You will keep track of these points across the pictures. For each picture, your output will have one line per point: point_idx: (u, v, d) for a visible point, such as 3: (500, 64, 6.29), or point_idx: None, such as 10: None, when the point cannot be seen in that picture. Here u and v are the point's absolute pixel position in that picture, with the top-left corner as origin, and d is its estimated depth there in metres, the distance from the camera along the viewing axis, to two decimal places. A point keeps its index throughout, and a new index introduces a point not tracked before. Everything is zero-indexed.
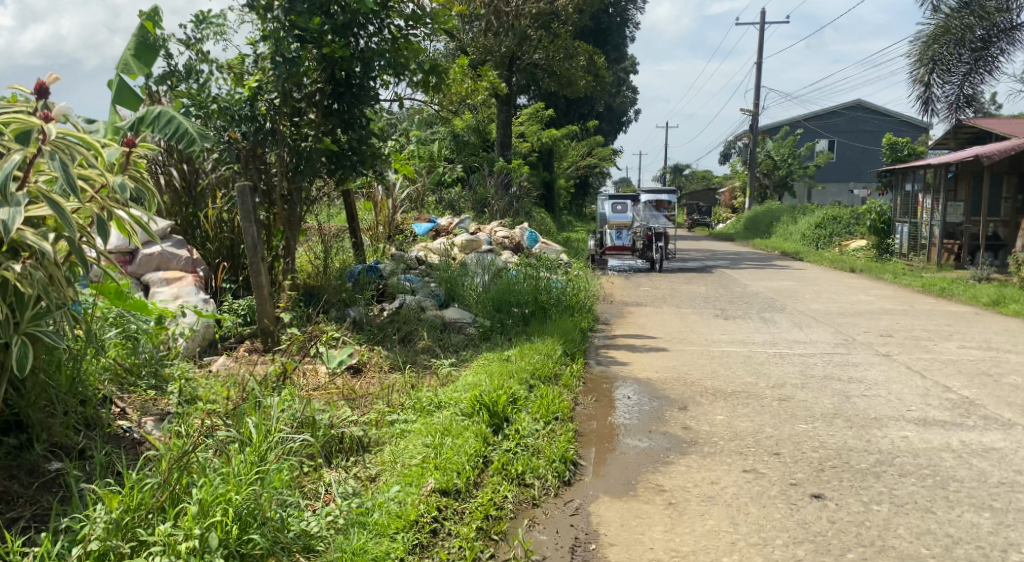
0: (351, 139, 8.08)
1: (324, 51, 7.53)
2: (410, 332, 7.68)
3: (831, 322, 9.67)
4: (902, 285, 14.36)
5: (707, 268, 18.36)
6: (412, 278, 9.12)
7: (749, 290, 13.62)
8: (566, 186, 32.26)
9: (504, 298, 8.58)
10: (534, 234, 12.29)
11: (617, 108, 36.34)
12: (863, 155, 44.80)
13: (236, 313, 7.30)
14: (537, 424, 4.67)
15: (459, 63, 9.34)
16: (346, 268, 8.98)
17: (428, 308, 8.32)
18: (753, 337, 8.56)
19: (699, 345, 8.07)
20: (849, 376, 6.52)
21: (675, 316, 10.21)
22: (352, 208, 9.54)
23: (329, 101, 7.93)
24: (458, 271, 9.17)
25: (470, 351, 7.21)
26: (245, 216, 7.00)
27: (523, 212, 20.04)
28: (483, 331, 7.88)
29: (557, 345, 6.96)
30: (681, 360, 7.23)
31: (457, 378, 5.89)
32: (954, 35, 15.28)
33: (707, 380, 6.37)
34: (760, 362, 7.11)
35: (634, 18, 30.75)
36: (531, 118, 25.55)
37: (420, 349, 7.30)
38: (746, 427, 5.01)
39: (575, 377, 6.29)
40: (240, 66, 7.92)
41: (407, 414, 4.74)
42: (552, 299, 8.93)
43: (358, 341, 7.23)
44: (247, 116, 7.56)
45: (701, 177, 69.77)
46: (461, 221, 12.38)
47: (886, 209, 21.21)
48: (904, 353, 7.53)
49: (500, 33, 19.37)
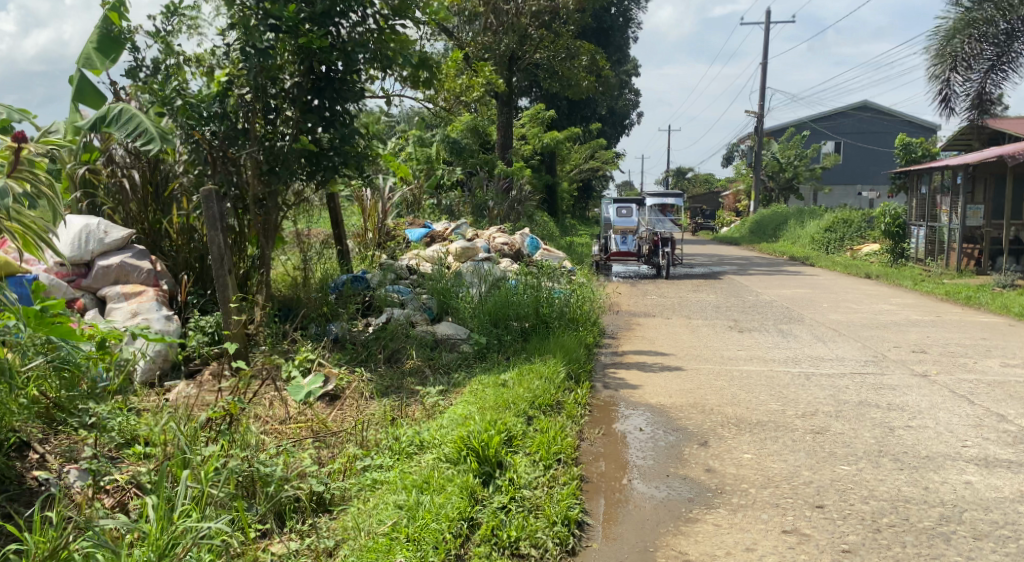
0: (333, 139, 7.41)
1: (301, 41, 6.83)
2: (397, 352, 7.06)
3: (855, 336, 8.95)
4: (923, 293, 13.63)
5: (716, 274, 17.62)
6: (402, 288, 8.42)
7: (762, 298, 12.90)
8: (568, 190, 31.63)
9: (502, 310, 7.87)
10: (535, 240, 11.57)
11: (620, 111, 35.64)
12: (870, 157, 44.03)
13: (202, 330, 6.66)
14: (536, 469, 4.00)
15: (454, 57, 8.62)
16: (330, 279, 8.35)
17: (418, 322, 7.68)
18: (773, 353, 7.84)
19: (715, 363, 7.35)
20: (887, 401, 5.82)
21: (686, 329, 9.49)
22: (337, 213, 8.93)
23: (308, 96, 7.25)
24: (452, 281, 8.45)
25: (462, 373, 6.52)
26: (210, 225, 6.36)
27: (525, 216, 19.37)
28: (477, 349, 7.18)
29: (560, 367, 6.24)
30: (697, 383, 6.51)
31: (445, 409, 5.18)
32: (976, 29, 14.57)
33: (728, 408, 5.67)
34: (785, 385, 6.41)
35: (637, 19, 30.07)
36: (532, 120, 24.87)
37: (406, 371, 6.64)
38: (779, 470, 4.31)
39: (579, 405, 5.57)
40: (210, 58, 7.23)
41: (382, 459, 4.09)
42: (555, 311, 8.19)
43: (339, 363, 6.62)
44: (216, 113, 7.01)
45: (704, 182, 69.18)
46: (458, 227, 11.61)
47: (900, 211, 20.44)
48: (943, 373, 6.82)
49: (498, 33, 18.68)
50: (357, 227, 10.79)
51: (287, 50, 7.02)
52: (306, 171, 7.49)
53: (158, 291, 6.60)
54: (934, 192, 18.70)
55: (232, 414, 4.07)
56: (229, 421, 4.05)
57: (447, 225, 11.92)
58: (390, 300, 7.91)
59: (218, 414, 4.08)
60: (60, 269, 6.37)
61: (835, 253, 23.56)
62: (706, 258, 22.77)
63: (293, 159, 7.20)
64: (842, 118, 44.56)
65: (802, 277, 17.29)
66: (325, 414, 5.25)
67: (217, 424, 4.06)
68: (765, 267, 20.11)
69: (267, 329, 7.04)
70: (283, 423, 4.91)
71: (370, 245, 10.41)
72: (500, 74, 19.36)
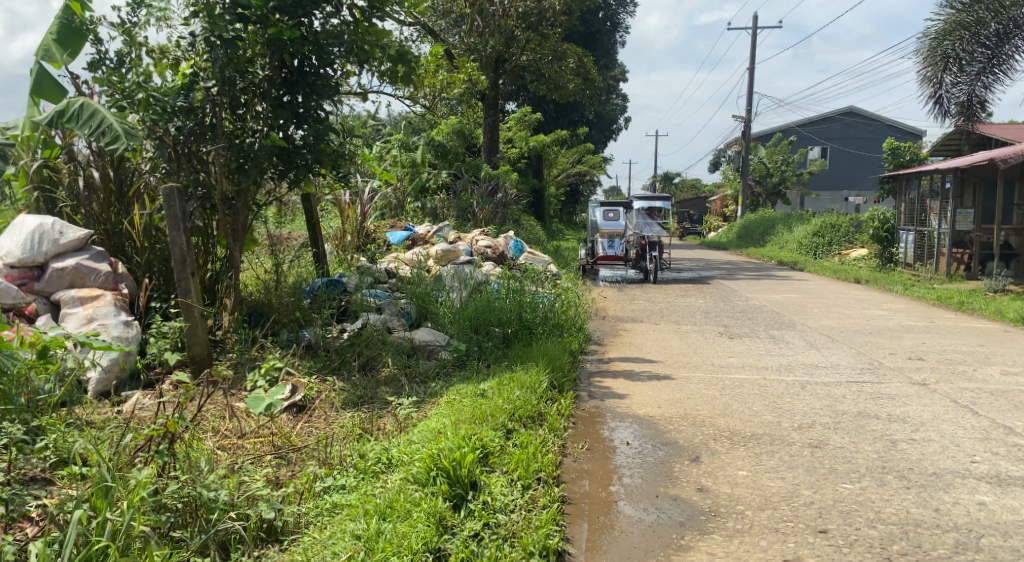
0: (305, 135, 7.02)
1: (271, 31, 6.49)
2: (372, 359, 6.72)
3: (849, 342, 8.67)
4: (914, 298, 13.40)
5: (704, 279, 17.34)
6: (379, 293, 8.06)
7: (752, 303, 12.61)
8: (555, 194, 31.38)
9: (484, 314, 7.51)
10: (519, 244, 11.21)
11: (608, 116, 35.42)
12: (857, 162, 44.03)
13: (163, 336, 6.28)
14: (512, 489, 3.68)
15: (433, 52, 8.26)
16: (304, 283, 7.97)
17: (396, 327, 7.33)
18: (765, 360, 7.53)
19: (705, 371, 7.03)
20: (887, 412, 5.52)
21: (674, 335, 9.17)
22: (313, 215, 8.56)
23: (278, 90, 6.91)
24: (432, 286, 8.08)
25: (439, 382, 6.18)
26: (172, 225, 5.98)
27: (510, 220, 19.06)
28: (457, 356, 6.81)
29: (542, 376, 5.90)
30: (687, 392, 6.18)
31: (418, 422, 4.84)
32: (968, 30, 14.36)
33: (720, 420, 5.35)
34: (779, 394, 6.10)
35: (625, 23, 29.84)
36: (519, 123, 24.54)
37: (378, 380, 6.31)
38: (778, 489, 3.99)
39: (562, 417, 5.23)
40: (174, 50, 6.88)
41: (345, 479, 3.74)
42: (539, 316, 7.84)
43: (308, 371, 6.29)
44: (182, 107, 6.63)
45: (690, 187, 69.22)
46: (440, 229, 11.25)
47: (889, 216, 20.25)
48: (943, 383, 6.53)
49: (484, 34, 18.33)
50: (334, 229, 10.41)
51: (256, 39, 6.68)
52: (276, 169, 7.13)
53: (118, 295, 6.20)
54: (923, 197, 18.50)
55: (171, 434, 3.55)
56: (167, 441, 3.57)
57: (429, 228, 11.55)
58: (367, 304, 7.55)
59: (156, 432, 3.65)
60: (10, 271, 5.99)
61: (823, 258, 23.36)
62: (694, 263, 22.52)
63: (263, 156, 6.82)
64: (829, 123, 44.55)
65: (791, 282, 17.04)
66: (288, 428, 4.89)
67: (155, 443, 3.60)
68: (753, 271, 19.86)
69: (233, 335, 6.74)
70: (242, 440, 4.55)
71: (348, 247, 10.02)
72: (485, 76, 19.01)
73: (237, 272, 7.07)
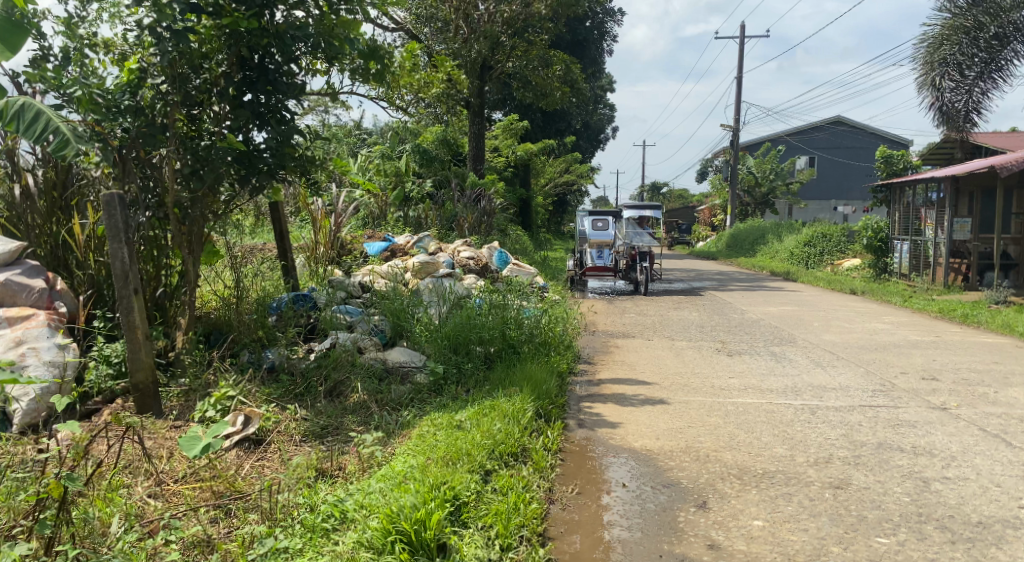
0: (268, 138, 6.44)
1: (225, 22, 5.94)
2: (340, 384, 6.13)
3: (856, 360, 8.11)
4: (915, 311, 12.90)
5: (695, 290, 16.84)
6: (350, 308, 7.45)
7: (748, 316, 12.06)
8: (542, 204, 30.87)
9: (465, 331, 6.87)
10: (503, 255, 10.64)
11: (595, 125, 34.98)
12: (845, 171, 43.81)
13: (105, 361, 5.64)
14: (486, 552, 3.17)
15: (409, 49, 7.67)
16: (271, 298, 7.37)
17: (367, 347, 6.72)
18: (769, 381, 6.95)
19: (704, 394, 6.44)
20: (911, 443, 4.96)
21: (669, 352, 8.60)
22: (281, 225, 7.95)
23: (236, 89, 6.34)
24: (409, 300, 7.45)
25: (413, 410, 5.58)
26: (111, 237, 5.32)
27: (497, 230, 18.46)
28: (433, 379, 6.20)
29: (527, 403, 5.31)
30: (688, 420, 5.60)
31: (385, 462, 4.27)
32: (967, 34, 13.94)
33: (727, 455, 4.77)
34: (789, 422, 5.52)
35: (612, 32, 29.41)
36: (505, 132, 23.98)
37: (345, 409, 5.73)
38: (801, 545, 3.43)
39: (549, 453, 4.65)
40: (122, 43, 6.23)
41: (291, 539, 3.21)
42: (524, 334, 7.23)
43: (267, 399, 5.70)
44: (130, 106, 6.00)
45: (677, 197, 69.19)
46: (420, 239, 10.64)
47: (883, 225, 19.80)
48: (965, 406, 5.97)
49: (469, 39, 17.68)
50: (305, 239, 9.75)
51: (211, 33, 6.11)
52: (234, 176, 6.54)
53: (52, 315, 5.55)
54: (918, 206, 18.04)
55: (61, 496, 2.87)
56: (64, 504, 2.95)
57: (409, 239, 10.93)
58: (336, 320, 6.93)
59: (46, 494, 2.97)
60: None
61: (815, 268, 22.92)
62: (684, 273, 22.03)
63: (219, 161, 6.21)
64: (817, 132, 44.33)
65: (785, 293, 16.53)
66: (232, 471, 4.27)
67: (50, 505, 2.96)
68: (745, 282, 19.39)
69: (187, 356, 6.14)
70: (176, 489, 3.95)
71: (321, 259, 9.37)
72: (470, 84, 18.43)
73: (193, 287, 6.41)
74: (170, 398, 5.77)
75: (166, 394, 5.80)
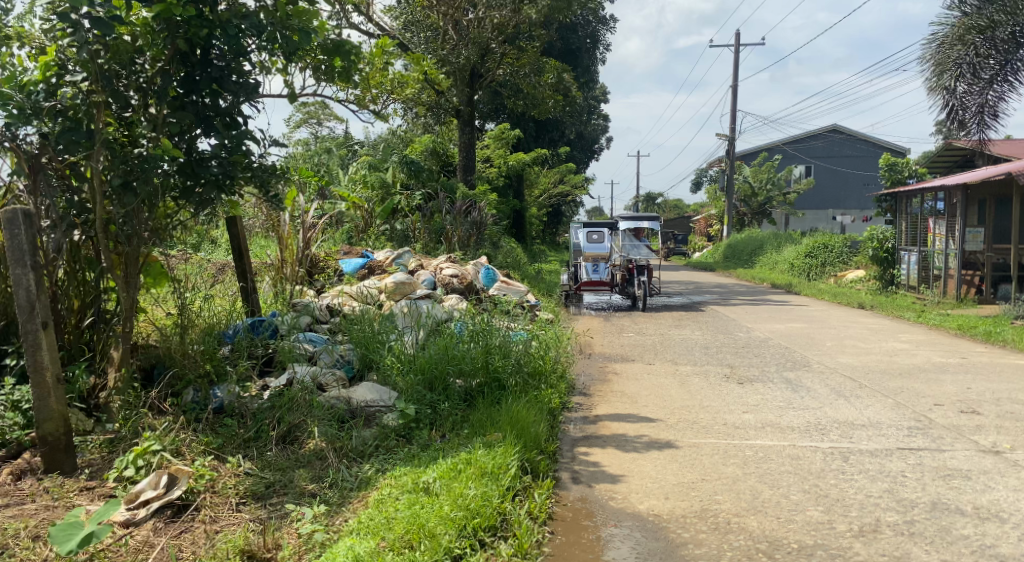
0: (214, 146, 5.62)
1: (158, 10, 5.13)
2: (295, 428, 5.32)
3: (881, 389, 7.28)
4: (932, 328, 12.08)
5: (696, 305, 15.99)
6: (313, 337, 6.59)
7: (755, 335, 11.22)
8: (536, 216, 30.13)
9: (441, 362, 6.02)
10: (490, 272, 9.83)
11: (589, 136, 34.35)
12: (843, 180, 43.15)
13: (13, 407, 4.82)
14: None
15: (379, 44, 6.76)
16: (223, 325, 6.51)
17: (330, 383, 5.88)
18: (789, 417, 6.11)
19: (718, 436, 5.61)
20: (972, 503, 4.15)
21: (673, 380, 7.75)
22: (239, 242, 7.12)
23: (175, 87, 5.52)
24: (380, 326, 6.59)
25: (377, 463, 4.76)
26: (13, 261, 4.45)
27: (488, 242, 17.60)
28: (404, 423, 5.34)
29: (511, 456, 4.46)
30: (701, 471, 4.76)
31: (332, 548, 3.44)
32: (981, 34, 13.18)
33: (752, 521, 3.95)
34: (820, 474, 4.69)
35: (606, 40, 28.74)
36: (497, 141, 23.21)
37: (298, 461, 4.92)
38: None
39: (534, 524, 3.87)
40: (40, 35, 5.38)
41: None
42: (511, 364, 6.36)
43: (205, 450, 4.88)
44: (50, 107, 5.14)
45: (671, 208, 68.53)
46: (399, 255, 9.80)
47: (889, 235, 19.04)
48: (1021, 449, 5.15)
49: (458, 46, 16.82)
50: (270, 256, 8.85)
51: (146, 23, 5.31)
52: (178, 189, 5.73)
53: None
54: (926, 215, 17.28)
55: None
56: None
57: (389, 254, 10.12)
58: (296, 352, 6.09)
59: None
60: None
61: (818, 280, 22.14)
62: (682, 286, 21.19)
63: (154, 172, 5.29)
64: (814, 140, 43.65)
65: (791, 308, 15.70)
66: None
67: None
68: (747, 296, 18.52)
69: (117, 398, 5.27)
70: None
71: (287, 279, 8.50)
72: (459, 92, 17.64)
73: (128, 316, 5.57)
74: (91, 449, 4.91)
75: (86, 444, 4.94)
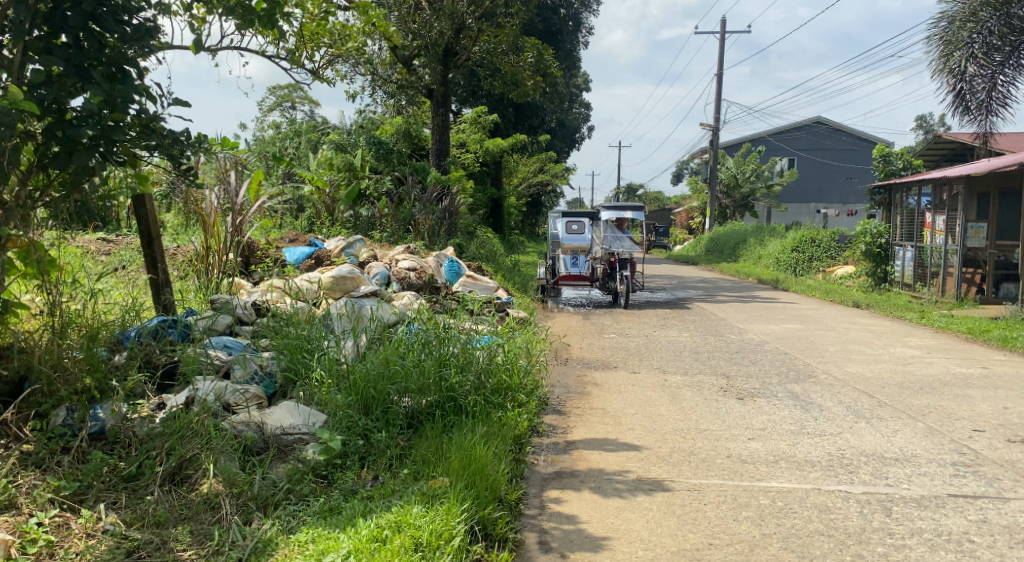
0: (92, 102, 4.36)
1: None
2: (187, 464, 4.09)
3: (905, 408, 6.22)
4: (938, 330, 11.10)
5: (681, 301, 14.95)
6: (229, 342, 5.37)
7: (748, 337, 10.18)
8: (514, 205, 28.99)
9: (380, 380, 4.86)
10: (454, 265, 8.75)
11: (570, 124, 33.14)
12: (826, 173, 42.38)
13: None
14: None
15: None
16: (119, 329, 5.27)
17: (240, 404, 4.70)
18: (805, 448, 5.03)
19: (724, 475, 4.50)
20: None
21: (662, 393, 6.66)
22: (149, 224, 5.91)
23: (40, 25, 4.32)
24: (312, 329, 5.39)
25: (284, 523, 3.59)
26: None
27: (461, 232, 16.40)
28: (327, 459, 4.19)
29: (456, 518, 3.34)
30: (708, 530, 3.65)
31: None
32: (996, 11, 12.18)
33: None
34: (861, 537, 3.60)
35: (587, 22, 27.54)
36: (473, 126, 21.93)
37: (182, 511, 3.75)
38: None
39: None
40: None
41: None
42: (469, 379, 5.23)
43: (51, 500, 3.70)
44: None
45: (652, 199, 67.89)
46: (350, 245, 8.67)
47: (882, 230, 18.01)
48: None
49: (431, 18, 15.36)
50: (195, 243, 7.64)
51: None
52: (48, 155, 4.44)
53: None
54: (922, 209, 16.28)
55: None
56: None
57: (339, 243, 8.93)
58: (201, 361, 4.82)
59: None
60: None
61: (807, 277, 21.25)
62: (665, 281, 20.21)
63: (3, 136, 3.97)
64: (798, 132, 42.82)
65: (781, 306, 14.72)
66: None
67: None
68: (733, 292, 17.52)
69: None
70: None
71: (214, 270, 7.28)
72: (431, 70, 16.37)
73: None
74: None
75: None
